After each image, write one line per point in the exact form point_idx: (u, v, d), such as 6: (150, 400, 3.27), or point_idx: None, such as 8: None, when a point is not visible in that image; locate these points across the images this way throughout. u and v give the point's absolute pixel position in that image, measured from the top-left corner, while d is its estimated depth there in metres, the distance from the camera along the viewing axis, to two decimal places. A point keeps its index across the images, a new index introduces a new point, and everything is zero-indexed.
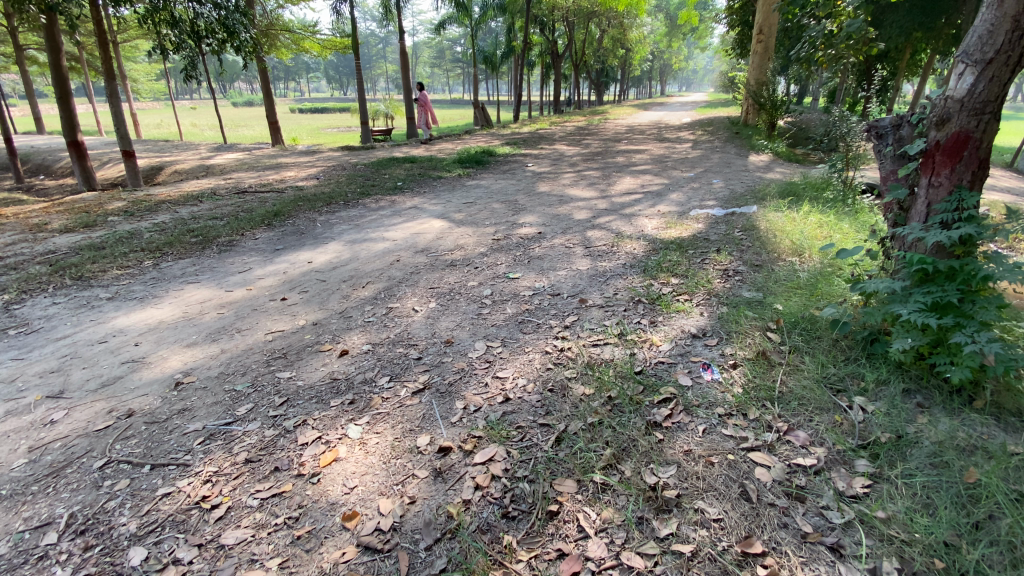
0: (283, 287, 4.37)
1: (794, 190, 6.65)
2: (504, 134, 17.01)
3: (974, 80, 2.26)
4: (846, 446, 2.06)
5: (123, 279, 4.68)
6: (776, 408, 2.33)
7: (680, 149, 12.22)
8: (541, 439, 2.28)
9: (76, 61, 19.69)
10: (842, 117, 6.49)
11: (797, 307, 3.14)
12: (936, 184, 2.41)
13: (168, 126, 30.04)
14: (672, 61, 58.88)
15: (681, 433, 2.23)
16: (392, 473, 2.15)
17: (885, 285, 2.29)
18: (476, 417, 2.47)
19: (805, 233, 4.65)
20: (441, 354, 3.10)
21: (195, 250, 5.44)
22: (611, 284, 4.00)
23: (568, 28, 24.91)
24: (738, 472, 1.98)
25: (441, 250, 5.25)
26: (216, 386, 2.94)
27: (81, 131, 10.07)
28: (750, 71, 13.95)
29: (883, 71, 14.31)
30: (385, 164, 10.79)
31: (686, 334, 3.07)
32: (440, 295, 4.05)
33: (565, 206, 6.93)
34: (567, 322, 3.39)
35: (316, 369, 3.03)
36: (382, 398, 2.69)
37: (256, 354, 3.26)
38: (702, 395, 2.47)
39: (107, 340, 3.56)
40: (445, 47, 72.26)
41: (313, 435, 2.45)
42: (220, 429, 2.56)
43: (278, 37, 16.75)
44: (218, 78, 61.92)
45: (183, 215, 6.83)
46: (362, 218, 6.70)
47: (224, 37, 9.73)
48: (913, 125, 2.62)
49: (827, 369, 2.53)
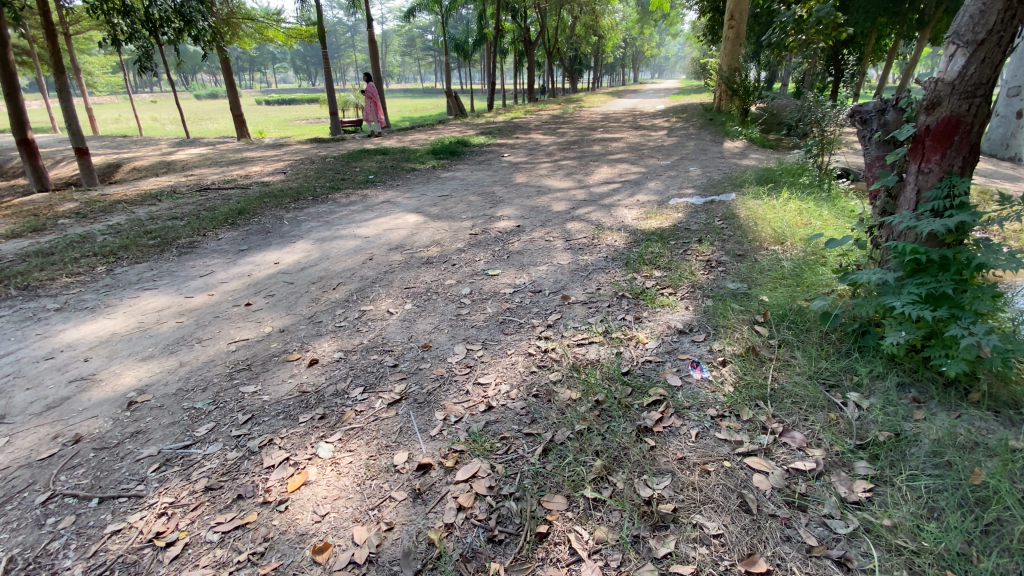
0: (248, 291, 4.11)
1: (771, 176, 6.65)
2: (478, 124, 16.71)
3: (965, 62, 2.18)
4: (845, 448, 1.98)
5: (73, 287, 4.35)
6: (769, 407, 2.24)
7: (655, 136, 12.15)
8: (526, 451, 2.14)
9: (25, 54, 18.53)
10: (816, 102, 6.47)
11: (784, 299, 3.06)
12: (925, 170, 2.33)
13: (127, 120, 28.80)
14: (645, 48, 58.96)
15: (674, 438, 2.12)
16: (367, 497, 1.98)
17: (878, 277, 2.19)
18: (457, 429, 2.31)
19: (786, 221, 4.60)
20: (418, 360, 2.94)
21: (153, 252, 5.11)
22: (594, 278, 3.88)
23: (540, 14, 24.58)
24: (736, 481, 1.87)
25: (416, 246, 5.05)
26: (173, 404, 2.71)
27: (31, 128, 9.44)
28: (722, 57, 13.95)
29: (851, 57, 14.47)
30: (356, 157, 10.46)
31: (673, 330, 2.97)
32: (416, 295, 3.87)
33: (543, 197, 6.79)
34: (549, 321, 3.25)
35: (283, 382, 2.83)
36: (355, 411, 2.52)
37: (218, 366, 3.04)
38: (692, 396, 2.37)
39: (54, 357, 3.28)
40: (415, 37, 71.08)
41: (280, 456, 2.26)
42: (177, 453, 2.35)
43: (240, 26, 16.11)
44: (179, 69, 60.09)
45: (141, 216, 6.44)
46: (332, 214, 6.44)
47: (181, 26, 9.21)
48: (900, 110, 2.55)
49: (819, 364, 2.45)
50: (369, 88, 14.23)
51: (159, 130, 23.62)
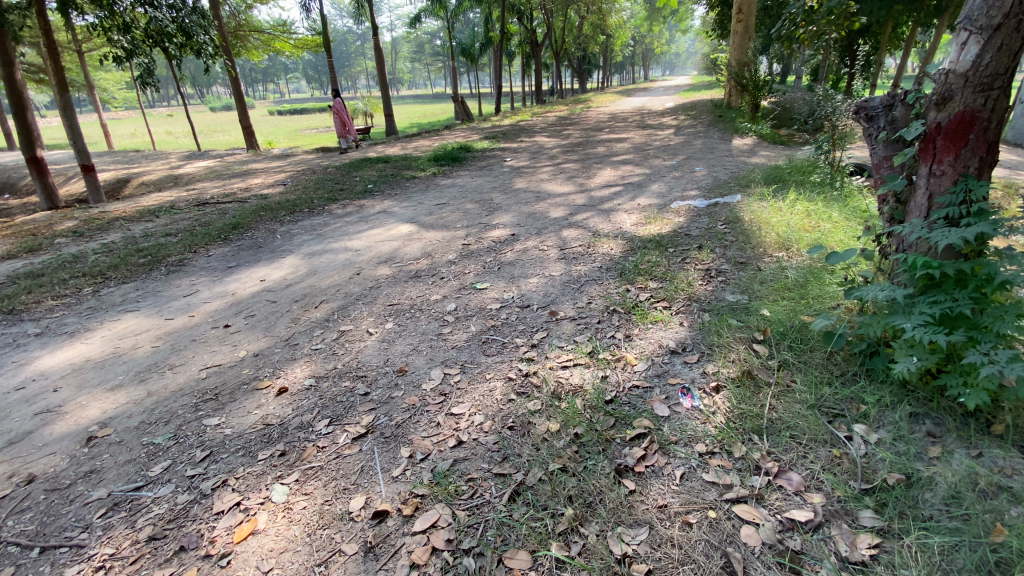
0: (229, 312, 3.99)
1: (779, 175, 6.36)
2: (483, 128, 16.50)
3: (980, 51, 1.93)
4: (848, 494, 1.76)
5: (57, 311, 4.26)
6: (764, 442, 2.02)
7: (661, 136, 11.84)
8: (493, 495, 1.94)
9: (41, 72, 18.79)
10: (828, 96, 6.15)
11: (786, 315, 2.82)
12: (938, 172, 2.08)
13: (142, 135, 29.24)
14: (654, 45, 58.17)
15: (656, 480, 1.91)
16: (316, 550, 1.82)
17: (885, 294, 1.95)
18: (422, 469, 2.12)
19: (793, 225, 4.34)
20: (391, 388, 2.75)
21: (141, 272, 5.04)
22: (585, 291, 3.66)
23: (546, 16, 24.31)
24: (721, 536, 1.67)
25: (406, 259, 4.88)
26: (133, 439, 2.56)
27: (39, 145, 9.47)
28: (731, 52, 13.57)
29: (865, 46, 13.94)
30: (357, 166, 10.38)
31: (664, 350, 2.74)
32: (399, 312, 3.70)
33: (542, 203, 6.58)
34: (534, 340, 3.05)
35: (248, 414, 2.67)
36: (317, 448, 2.35)
37: (185, 397, 2.89)
38: (680, 428, 2.15)
39: (24, 387, 3.15)
40: (424, 43, 71.47)
41: (231, 500, 2.11)
42: (127, 497, 2.19)
43: (248, 37, 16.25)
44: (193, 82, 61.29)
45: (136, 234, 6.39)
46: (326, 226, 6.32)
47: (181, 41, 9.19)
48: (908, 105, 2.30)
49: (822, 390, 2.22)
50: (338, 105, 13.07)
51: (172, 145, 23.63)
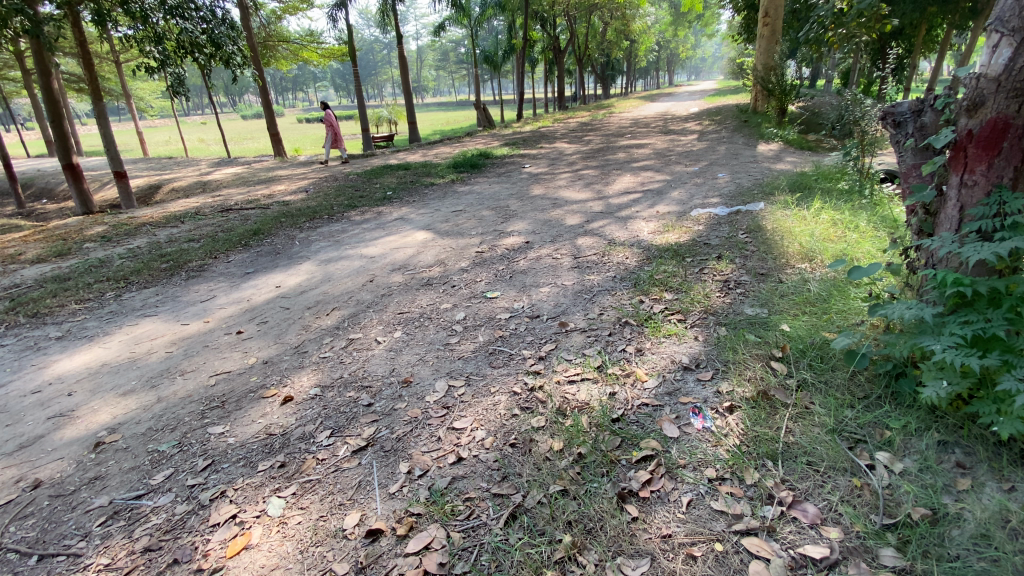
0: (243, 318, 4.02)
1: (805, 182, 6.14)
2: (504, 134, 16.52)
3: (1013, 53, 1.79)
4: (868, 530, 1.64)
5: (79, 315, 4.37)
6: (779, 469, 1.90)
7: (684, 141, 11.65)
8: (491, 517, 1.87)
9: (81, 82, 19.51)
10: (857, 101, 5.91)
11: (806, 331, 2.68)
12: (969, 183, 1.95)
13: (175, 142, 30.20)
14: (679, 50, 57.62)
15: (661, 507, 1.82)
16: (307, 569, 1.77)
17: (911, 313, 1.82)
18: (419, 486, 2.07)
19: (817, 234, 4.16)
20: (395, 399, 2.71)
21: (162, 277, 5.14)
22: (597, 301, 3.56)
23: (569, 22, 24.24)
24: (727, 572, 1.58)
25: (419, 266, 4.86)
26: (139, 446, 2.57)
27: (75, 152, 9.82)
28: (757, 56, 13.28)
29: (898, 49, 13.50)
30: (378, 173, 10.46)
31: (676, 366, 2.63)
32: (408, 321, 3.67)
33: (559, 210, 6.50)
34: (542, 352, 2.97)
35: (252, 422, 2.66)
36: (317, 460, 2.32)
37: (193, 404, 2.90)
38: (689, 451, 2.04)
39: (41, 390, 3.22)
40: (448, 50, 72.33)
41: (227, 512, 2.09)
42: (127, 505, 2.20)
43: (278, 47, 16.66)
44: (224, 90, 63.32)
45: (161, 239, 6.56)
46: (343, 233, 6.37)
47: (211, 51, 9.43)
48: (938, 111, 2.16)
49: (844, 413, 2.08)
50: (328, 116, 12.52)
51: (203, 152, 24.29)
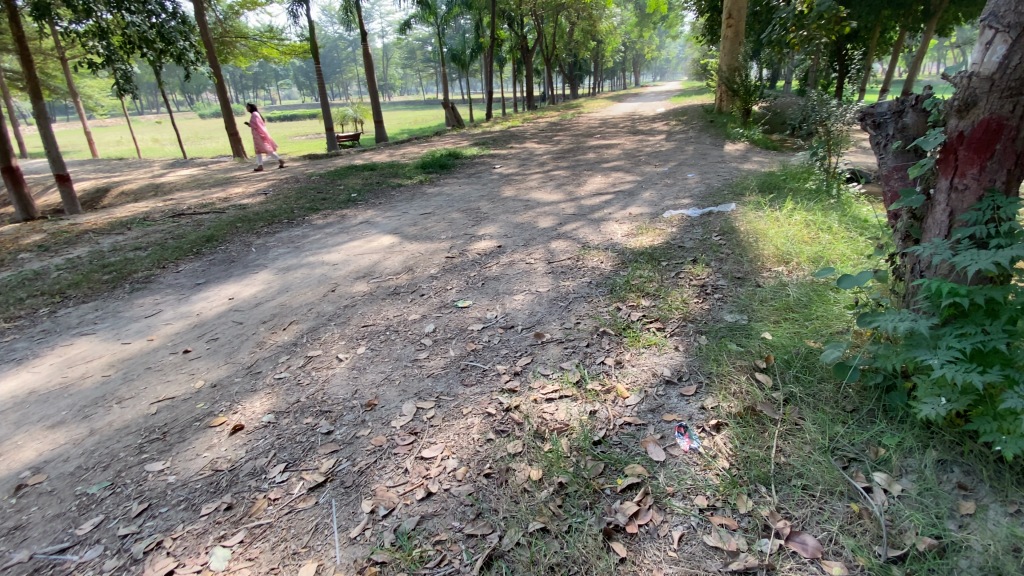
0: (190, 335, 3.70)
1: (774, 182, 6.16)
2: (473, 134, 16.27)
3: (1008, 50, 1.70)
4: (873, 564, 1.53)
5: (7, 334, 3.96)
6: (773, 494, 1.78)
7: (653, 141, 11.69)
8: (464, 564, 1.69)
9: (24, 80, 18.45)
10: (821, 100, 5.96)
11: (790, 340, 2.58)
12: (959, 187, 1.87)
13: (127, 142, 28.86)
14: (644, 51, 58.71)
15: (650, 545, 1.68)
16: None
17: (906, 324, 1.72)
18: (384, 529, 1.86)
19: (791, 236, 4.12)
20: (358, 425, 2.48)
21: (103, 290, 4.74)
22: (573, 309, 3.40)
23: (537, 22, 24.19)
24: None
25: (386, 274, 4.61)
26: (65, 489, 2.27)
27: (12, 154, 9.06)
28: (722, 56, 13.46)
29: (855, 51, 13.95)
30: (343, 174, 10.08)
31: (658, 380, 2.49)
32: (373, 334, 3.43)
33: (530, 211, 6.34)
34: (517, 367, 2.79)
35: (196, 457, 2.39)
36: (268, 500, 2.08)
37: (131, 436, 2.60)
38: (677, 478, 1.90)
39: None
40: (414, 49, 71.45)
41: (164, 568, 1.84)
42: (48, 562, 1.91)
43: (235, 44, 15.98)
44: (179, 87, 61.07)
45: (104, 247, 6.09)
46: (304, 238, 6.05)
47: (161, 47, 8.84)
48: (921, 112, 2.10)
49: (834, 429, 1.98)
50: (252, 117, 11.85)
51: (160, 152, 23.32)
